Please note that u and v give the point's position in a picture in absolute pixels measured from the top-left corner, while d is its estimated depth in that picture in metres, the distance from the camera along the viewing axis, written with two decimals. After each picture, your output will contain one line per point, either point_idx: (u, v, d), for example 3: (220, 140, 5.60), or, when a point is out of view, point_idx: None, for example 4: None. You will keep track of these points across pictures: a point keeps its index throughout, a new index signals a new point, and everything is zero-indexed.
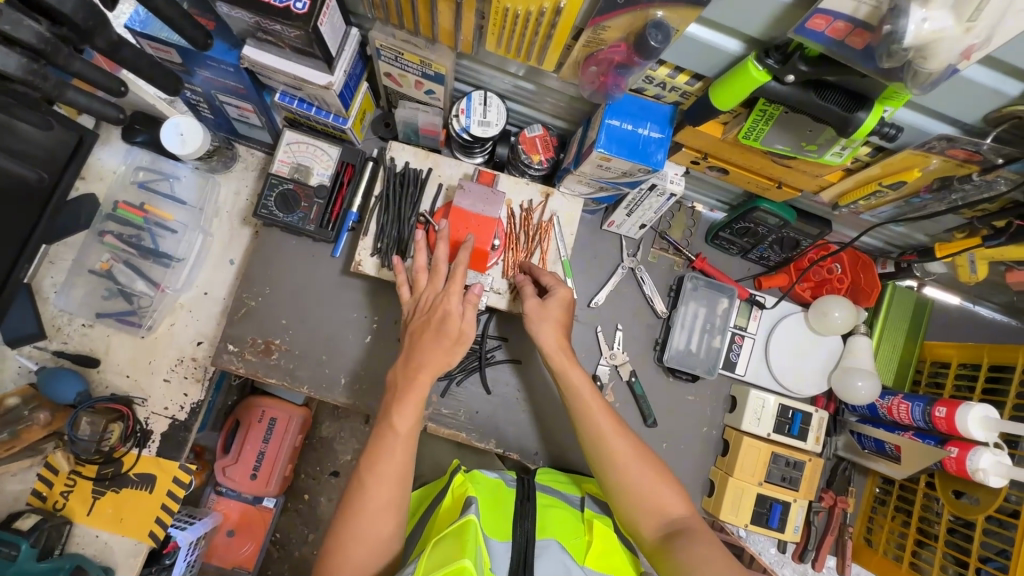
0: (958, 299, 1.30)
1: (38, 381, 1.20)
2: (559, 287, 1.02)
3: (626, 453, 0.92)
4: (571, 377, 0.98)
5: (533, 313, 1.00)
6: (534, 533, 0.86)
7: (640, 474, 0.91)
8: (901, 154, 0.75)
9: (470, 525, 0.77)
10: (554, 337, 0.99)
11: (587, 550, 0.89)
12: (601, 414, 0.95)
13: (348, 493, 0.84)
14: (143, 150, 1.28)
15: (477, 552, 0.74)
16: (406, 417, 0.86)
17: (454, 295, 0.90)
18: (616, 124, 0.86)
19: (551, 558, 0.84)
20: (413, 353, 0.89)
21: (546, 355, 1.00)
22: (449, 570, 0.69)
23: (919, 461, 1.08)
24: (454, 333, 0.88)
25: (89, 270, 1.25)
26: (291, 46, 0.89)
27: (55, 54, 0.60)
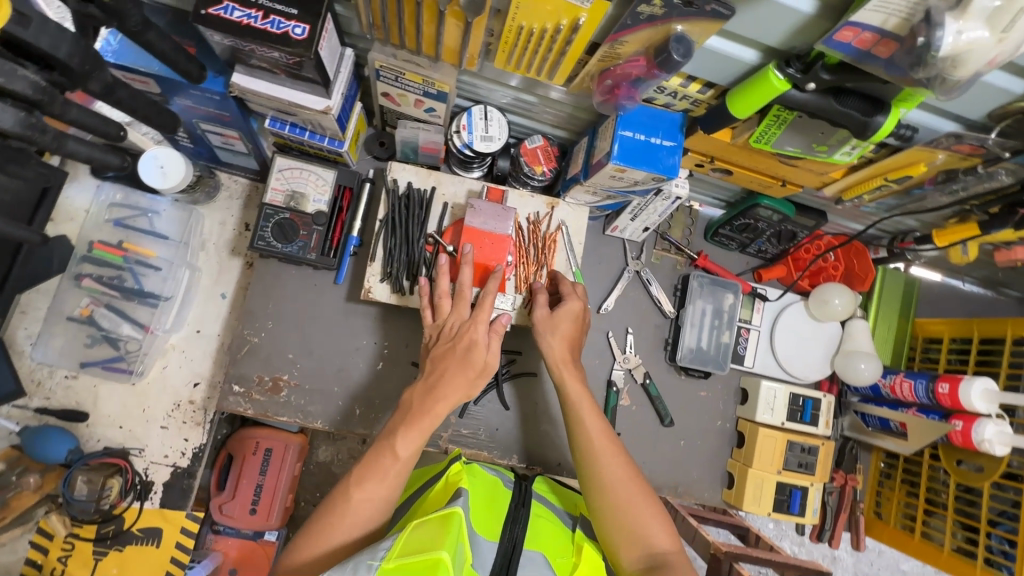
0: (940, 276, 1.37)
1: (22, 443, 1.12)
2: (572, 300, 1.00)
3: (617, 477, 0.87)
4: (570, 391, 0.94)
5: (540, 323, 0.97)
6: (523, 541, 0.83)
7: (632, 502, 0.85)
8: (908, 151, 0.78)
9: (455, 515, 0.74)
10: (560, 347, 0.96)
11: (572, 571, 0.84)
12: (597, 434, 0.90)
13: (335, 492, 0.80)
14: (115, 185, 1.18)
15: (457, 549, 0.70)
16: (409, 443, 0.81)
17: (479, 322, 0.88)
18: (629, 135, 0.86)
19: (533, 572, 0.81)
20: (439, 378, 0.85)
21: (550, 366, 0.96)
22: (425, 561, 0.65)
23: (925, 436, 1.12)
24: (475, 363, 0.85)
25: (67, 318, 1.16)
26: (287, 71, 0.84)
27: (49, 102, 0.55)
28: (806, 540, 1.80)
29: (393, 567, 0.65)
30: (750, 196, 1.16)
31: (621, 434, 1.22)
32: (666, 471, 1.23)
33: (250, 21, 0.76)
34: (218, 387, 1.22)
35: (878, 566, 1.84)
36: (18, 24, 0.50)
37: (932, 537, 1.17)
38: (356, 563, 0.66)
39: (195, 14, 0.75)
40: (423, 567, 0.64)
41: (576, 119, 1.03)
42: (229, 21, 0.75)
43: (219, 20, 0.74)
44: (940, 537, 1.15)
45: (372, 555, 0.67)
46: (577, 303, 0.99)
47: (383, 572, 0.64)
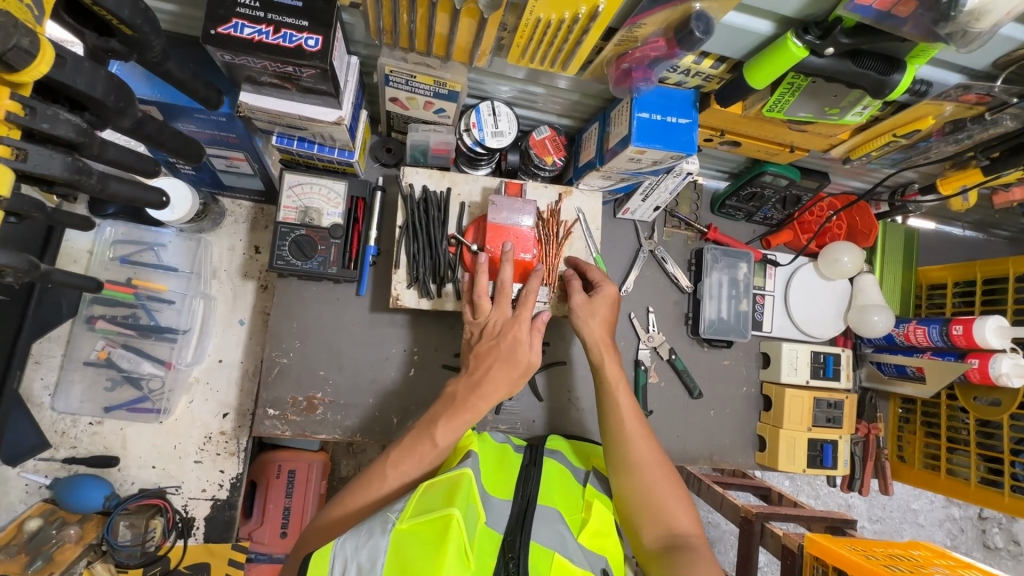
0: (934, 224, 1.42)
1: (55, 495, 1.09)
2: (605, 286, 1.00)
3: (646, 460, 0.87)
4: (607, 373, 0.95)
5: (577, 308, 0.98)
6: (537, 497, 0.85)
7: (659, 484, 0.86)
8: (916, 106, 0.82)
9: (466, 476, 0.77)
10: (600, 330, 0.97)
11: (584, 524, 0.87)
12: (630, 415, 0.90)
13: (375, 464, 0.83)
14: (116, 221, 1.15)
15: (468, 510, 0.74)
16: (449, 434, 0.83)
17: (522, 321, 0.89)
18: (646, 116, 0.87)
19: (549, 526, 0.82)
20: (489, 377, 0.86)
21: (588, 348, 0.97)
22: (438, 520, 0.68)
23: (943, 377, 1.16)
24: (516, 361, 0.87)
25: (84, 362, 1.14)
26: (299, 85, 0.83)
27: (90, 144, 0.57)
28: (823, 492, 1.87)
29: (408, 527, 0.68)
30: (755, 164, 1.18)
31: (653, 411, 1.24)
32: (701, 442, 1.26)
33: (262, 37, 0.75)
34: (248, 415, 1.21)
35: (892, 508, 1.91)
36: (56, 66, 0.51)
37: (958, 473, 1.22)
38: (370, 525, 0.69)
39: (204, 35, 0.73)
40: (436, 526, 0.67)
41: (584, 106, 1.04)
42: (241, 39, 0.74)
43: (231, 39, 0.73)
44: (965, 473, 1.20)
45: (386, 516, 0.70)
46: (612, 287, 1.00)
47: (397, 532, 0.67)
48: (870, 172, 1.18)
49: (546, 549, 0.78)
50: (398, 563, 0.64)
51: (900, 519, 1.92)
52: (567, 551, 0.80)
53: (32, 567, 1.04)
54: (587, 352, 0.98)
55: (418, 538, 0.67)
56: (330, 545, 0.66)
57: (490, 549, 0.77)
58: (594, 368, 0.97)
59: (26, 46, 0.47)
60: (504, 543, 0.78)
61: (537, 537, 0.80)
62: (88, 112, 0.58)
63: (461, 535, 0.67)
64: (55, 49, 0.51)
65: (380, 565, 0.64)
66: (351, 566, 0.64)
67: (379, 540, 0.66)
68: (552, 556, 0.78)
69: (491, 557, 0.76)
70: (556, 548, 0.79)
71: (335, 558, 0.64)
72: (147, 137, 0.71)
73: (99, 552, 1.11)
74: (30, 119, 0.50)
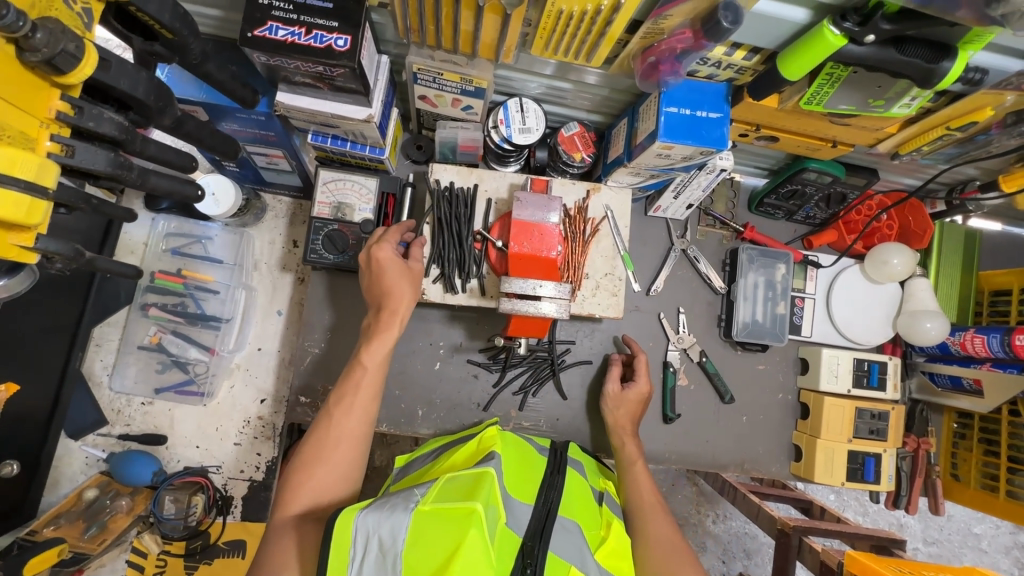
0: (1000, 225, 1.31)
1: (110, 468, 1.18)
2: (641, 381, 1.11)
3: (662, 534, 0.92)
4: (625, 454, 1.05)
5: (610, 396, 1.11)
6: (557, 506, 0.84)
7: (673, 556, 0.89)
8: (972, 97, 0.77)
9: (486, 475, 0.76)
10: (626, 417, 1.09)
11: (602, 542, 0.85)
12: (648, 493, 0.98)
13: (328, 412, 0.88)
14: (169, 216, 1.24)
15: (491, 506, 0.72)
16: (376, 352, 0.92)
17: (389, 238, 0.98)
18: (674, 111, 0.85)
19: (569, 538, 0.81)
20: (394, 295, 0.94)
21: (612, 430, 1.09)
22: (461, 509, 0.67)
23: (1001, 392, 1.07)
24: (392, 274, 0.95)
25: (138, 346, 1.23)
26: (331, 85, 0.86)
27: (132, 142, 0.61)
28: (872, 509, 1.76)
29: (429, 509, 0.68)
30: (796, 160, 1.12)
31: (681, 415, 1.21)
32: (731, 449, 1.22)
33: (295, 39, 0.78)
34: (284, 401, 1.26)
35: (948, 531, 1.79)
36: (101, 69, 0.55)
37: (1019, 496, 1.10)
38: (394, 504, 0.71)
39: (242, 38, 0.77)
40: (458, 513, 0.67)
41: (613, 101, 1.02)
42: (276, 40, 0.77)
43: (266, 41, 0.77)
44: None
45: (410, 498, 0.72)
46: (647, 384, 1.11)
47: (419, 513, 0.69)
48: (924, 168, 1.11)
49: (563, 561, 0.77)
50: (416, 546, 0.66)
51: (959, 543, 1.78)
52: (585, 566, 0.78)
53: (87, 533, 1.12)
54: (611, 433, 1.09)
55: (438, 522, 0.67)
56: (354, 514, 0.70)
57: (509, 551, 0.76)
58: (616, 450, 1.07)
59: (72, 50, 0.51)
60: (524, 546, 0.77)
61: (555, 547, 0.79)
62: (132, 111, 0.63)
63: (482, 533, 0.65)
64: (101, 53, 0.55)
65: (400, 541, 0.67)
66: (373, 538, 0.68)
67: (401, 517, 0.68)
68: (569, 568, 0.77)
69: (510, 558, 0.75)
70: (573, 560, 0.78)
71: (358, 528, 0.68)
72: (188, 135, 0.76)
73: (147, 523, 1.20)
74: (77, 118, 0.55)
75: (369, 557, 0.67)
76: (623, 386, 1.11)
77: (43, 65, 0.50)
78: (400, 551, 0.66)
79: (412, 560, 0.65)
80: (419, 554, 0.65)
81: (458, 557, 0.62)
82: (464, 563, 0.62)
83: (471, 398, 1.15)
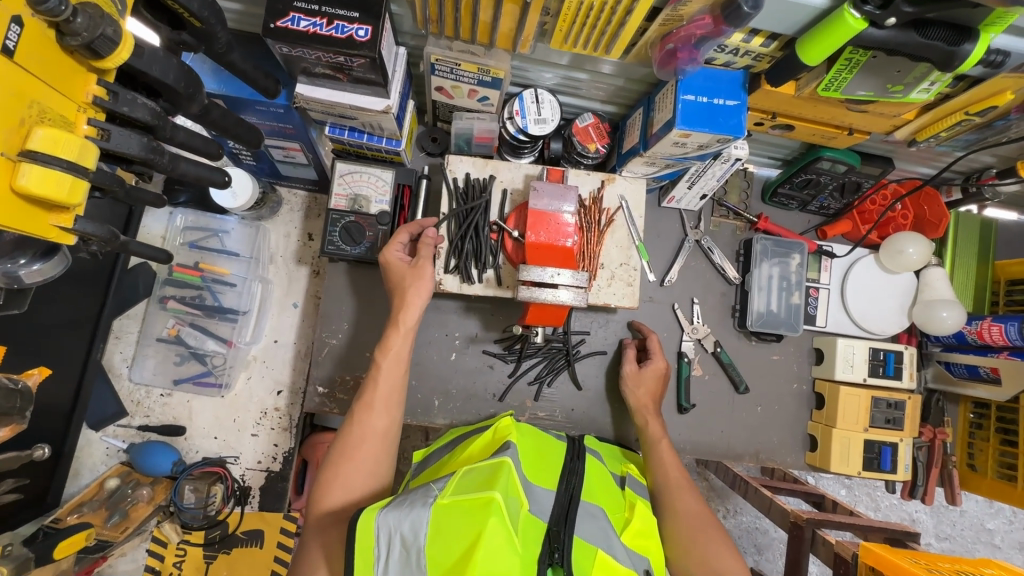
0: (1016, 215, 1.30)
1: (131, 458, 1.20)
2: (657, 358, 1.12)
3: (691, 508, 0.93)
4: (651, 432, 1.06)
5: (629, 376, 1.12)
6: (580, 492, 0.84)
7: (701, 532, 0.89)
8: (992, 80, 0.77)
9: (504, 464, 0.77)
10: (647, 398, 1.09)
11: (627, 523, 0.86)
12: (672, 466, 0.99)
13: (352, 414, 0.92)
14: (187, 209, 1.25)
15: (510, 493, 0.73)
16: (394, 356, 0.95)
17: (400, 240, 1.04)
18: (691, 99, 0.86)
19: (592, 522, 0.82)
20: (402, 296, 0.99)
21: (636, 414, 1.09)
22: (479, 499, 0.68)
23: (1019, 377, 1.07)
24: (400, 275, 1.00)
25: (157, 339, 1.24)
26: (350, 76, 0.87)
27: (163, 128, 0.62)
28: (884, 504, 1.75)
29: (448, 501, 0.69)
30: (810, 150, 1.12)
31: (696, 405, 1.21)
32: (746, 439, 1.22)
33: (317, 29, 0.79)
34: (300, 392, 1.27)
35: (963, 526, 1.78)
36: (133, 55, 0.56)
37: None
38: (413, 500, 0.71)
39: (265, 29, 0.78)
40: (477, 503, 0.68)
41: (628, 91, 1.03)
42: (298, 31, 0.78)
43: (289, 32, 0.78)
44: None
45: (428, 493, 0.72)
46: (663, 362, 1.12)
47: (439, 506, 0.69)
48: (940, 157, 1.10)
49: (589, 545, 0.78)
50: (438, 537, 0.66)
51: (973, 538, 1.78)
52: (612, 549, 0.79)
53: (110, 521, 1.13)
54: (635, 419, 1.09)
55: (458, 513, 0.67)
56: (374, 515, 0.69)
57: (535, 536, 0.76)
58: (644, 439, 1.06)
59: (111, 35, 0.52)
60: (549, 531, 0.78)
61: (580, 532, 0.79)
62: (162, 98, 0.64)
63: (502, 520, 0.66)
64: (135, 40, 0.57)
65: (422, 536, 0.67)
66: (395, 535, 0.68)
67: (421, 512, 0.68)
68: (595, 552, 0.77)
69: (536, 542, 0.75)
70: (600, 544, 0.79)
71: (380, 528, 0.68)
72: (212, 124, 0.77)
73: (167, 513, 1.21)
74: (112, 103, 0.57)
75: (394, 554, 0.67)
76: (640, 366, 1.13)
77: (82, 49, 0.52)
78: (423, 545, 0.66)
79: (435, 553, 0.65)
80: (442, 545, 0.65)
81: (480, 545, 0.63)
82: (488, 550, 0.63)
83: (487, 389, 1.16)
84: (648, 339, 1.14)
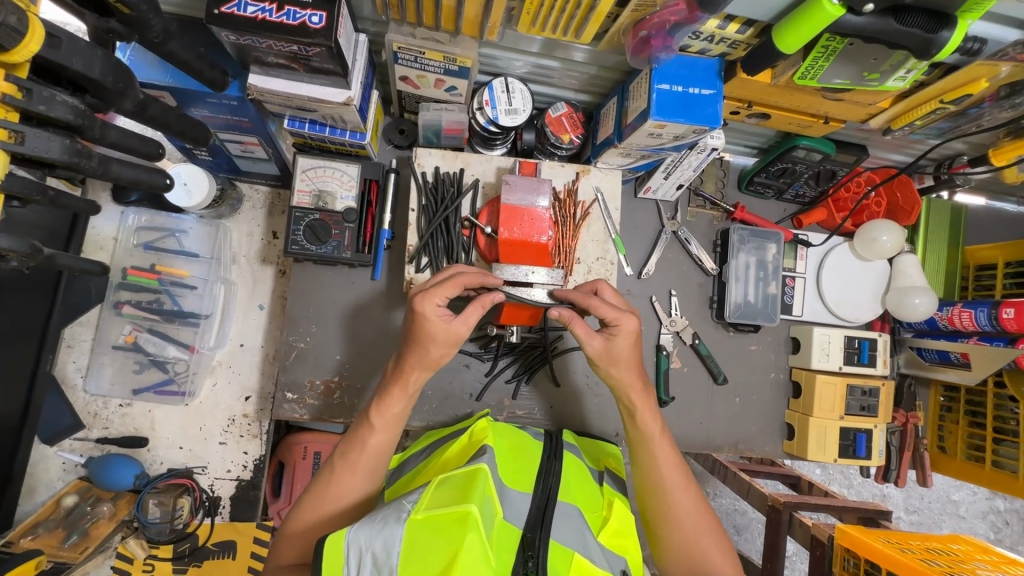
0: (984, 200, 1.31)
1: (90, 473, 1.14)
2: (625, 318, 0.84)
3: (686, 507, 0.85)
4: (636, 403, 0.87)
5: (597, 356, 0.86)
6: (556, 492, 0.83)
7: (694, 524, 0.85)
8: (967, 68, 0.75)
9: (480, 471, 0.75)
10: (627, 374, 0.87)
11: (604, 523, 0.84)
12: (666, 466, 0.87)
13: (358, 420, 0.84)
14: (139, 209, 1.18)
15: (485, 503, 0.71)
16: (385, 415, 0.82)
17: (445, 286, 0.81)
18: (666, 88, 0.83)
19: (570, 524, 0.79)
20: (419, 353, 0.81)
21: (618, 391, 0.88)
22: (455, 513, 0.66)
23: (988, 363, 1.07)
24: (430, 334, 0.80)
25: (113, 346, 1.18)
26: (306, 65, 0.81)
27: (90, 127, 0.57)
28: (857, 481, 1.79)
29: (423, 517, 0.67)
30: (786, 138, 1.10)
31: (675, 398, 1.21)
32: (725, 429, 1.22)
33: (266, 15, 0.73)
34: (269, 398, 1.22)
35: (930, 500, 1.83)
36: (50, 46, 0.51)
37: (1004, 466, 1.13)
38: (385, 515, 0.69)
39: (208, 15, 0.72)
40: (453, 518, 0.66)
41: (602, 80, 0.99)
42: (246, 17, 0.73)
43: (236, 18, 0.72)
44: (1013, 464, 1.11)
45: (401, 507, 0.70)
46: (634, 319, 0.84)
47: (412, 522, 0.67)
48: (913, 144, 1.10)
49: (566, 549, 0.76)
50: (412, 556, 0.64)
51: (939, 511, 1.84)
52: (589, 551, 0.77)
53: (68, 542, 1.08)
54: (615, 394, 0.89)
55: (434, 529, 0.66)
56: (344, 532, 0.66)
57: (509, 545, 0.74)
58: (626, 411, 0.89)
59: (14, 23, 0.46)
60: (524, 538, 0.75)
61: (557, 535, 0.77)
62: (89, 94, 0.58)
63: (479, 535, 0.65)
64: (49, 28, 0.51)
65: (394, 555, 0.64)
66: (366, 554, 0.65)
67: (394, 530, 0.66)
68: (572, 556, 0.75)
69: (510, 552, 0.73)
70: (576, 547, 0.77)
71: (350, 546, 0.65)
72: (151, 120, 0.71)
73: (131, 527, 1.16)
74: (27, 102, 0.50)
75: (363, 574, 0.64)
76: (605, 336, 0.86)
77: None
78: (395, 564, 0.63)
79: (409, 572, 0.63)
80: (417, 563, 0.63)
81: (456, 564, 0.61)
82: (464, 569, 0.61)
83: (463, 388, 1.13)
84: (591, 302, 0.83)
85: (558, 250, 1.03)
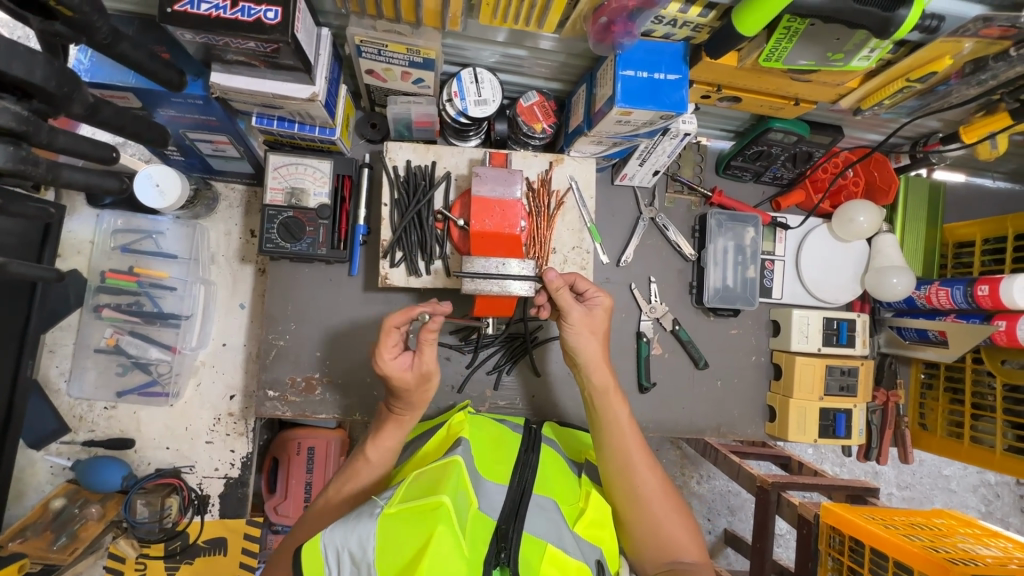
0: (964, 176, 1.31)
1: (77, 476, 1.15)
2: (599, 295, 0.92)
3: (654, 492, 0.86)
4: (595, 381, 0.89)
5: (580, 322, 0.89)
6: (532, 486, 0.83)
7: (665, 509, 0.86)
8: (931, 45, 0.75)
9: (455, 463, 0.76)
10: (599, 348, 0.90)
11: (580, 514, 0.84)
12: (636, 449, 0.88)
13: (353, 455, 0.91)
14: (115, 211, 1.18)
15: (460, 495, 0.72)
16: (379, 450, 0.89)
17: (388, 343, 0.85)
18: (631, 74, 0.82)
19: (542, 517, 0.80)
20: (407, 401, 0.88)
21: (583, 365, 0.90)
22: (427, 506, 0.67)
23: (965, 341, 1.07)
24: (404, 386, 0.85)
25: (95, 349, 1.18)
26: (267, 62, 0.80)
27: (36, 133, 0.57)
28: (848, 459, 1.81)
29: (395, 512, 0.68)
30: (760, 121, 1.10)
31: (656, 384, 1.21)
32: (707, 413, 1.23)
33: (220, 13, 0.72)
34: (254, 396, 1.23)
35: (921, 475, 1.85)
36: None
37: (983, 441, 1.14)
38: (360, 513, 0.69)
39: (161, 14, 0.71)
40: (426, 510, 0.67)
41: (571, 67, 0.98)
42: (200, 15, 0.71)
43: (190, 16, 0.71)
44: (990, 440, 1.12)
45: (375, 505, 0.70)
46: (604, 297, 0.93)
47: (385, 517, 0.67)
48: (888, 122, 1.09)
49: (539, 540, 0.76)
50: (387, 551, 0.64)
51: (930, 485, 1.86)
52: (562, 543, 0.78)
53: (58, 543, 1.09)
54: (583, 373, 0.90)
55: (406, 525, 0.66)
56: (321, 535, 0.66)
57: (484, 535, 0.74)
58: (597, 392, 0.89)
59: None
60: (498, 530, 0.76)
61: (531, 528, 0.78)
62: (36, 99, 0.58)
63: (452, 525, 0.65)
64: None
65: (369, 551, 0.64)
66: (343, 553, 0.65)
67: (368, 526, 0.66)
68: (545, 547, 0.76)
69: (485, 542, 0.73)
70: (550, 539, 0.77)
71: (326, 549, 0.65)
72: (106, 123, 0.70)
73: (122, 528, 1.18)
74: None
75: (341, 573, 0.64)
76: (586, 308, 0.90)
77: None
78: (371, 561, 0.64)
79: (386, 567, 0.63)
80: (391, 558, 0.63)
81: (428, 554, 0.62)
82: (436, 557, 0.62)
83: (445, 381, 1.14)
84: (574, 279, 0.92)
85: (535, 247, 1.03)
